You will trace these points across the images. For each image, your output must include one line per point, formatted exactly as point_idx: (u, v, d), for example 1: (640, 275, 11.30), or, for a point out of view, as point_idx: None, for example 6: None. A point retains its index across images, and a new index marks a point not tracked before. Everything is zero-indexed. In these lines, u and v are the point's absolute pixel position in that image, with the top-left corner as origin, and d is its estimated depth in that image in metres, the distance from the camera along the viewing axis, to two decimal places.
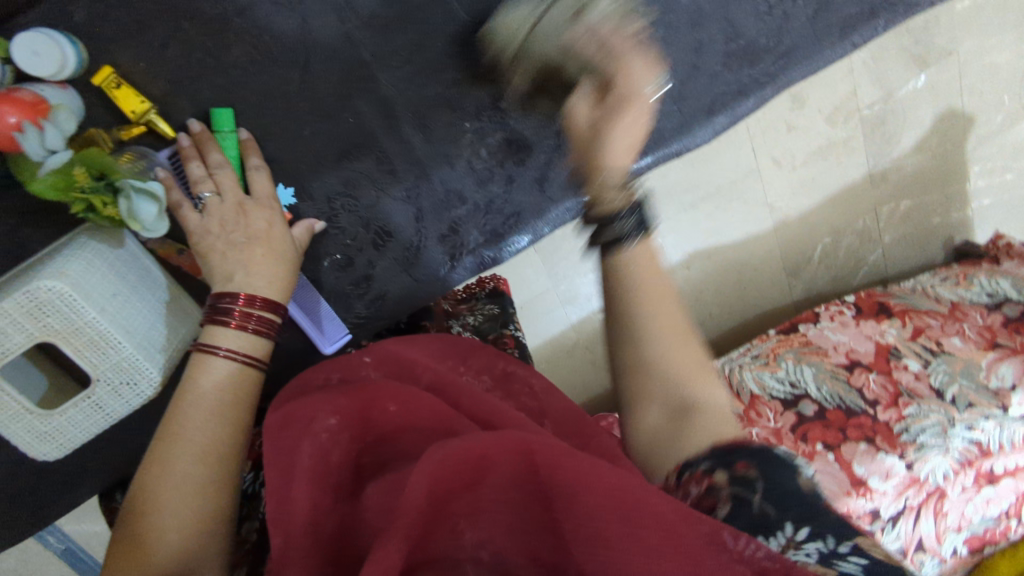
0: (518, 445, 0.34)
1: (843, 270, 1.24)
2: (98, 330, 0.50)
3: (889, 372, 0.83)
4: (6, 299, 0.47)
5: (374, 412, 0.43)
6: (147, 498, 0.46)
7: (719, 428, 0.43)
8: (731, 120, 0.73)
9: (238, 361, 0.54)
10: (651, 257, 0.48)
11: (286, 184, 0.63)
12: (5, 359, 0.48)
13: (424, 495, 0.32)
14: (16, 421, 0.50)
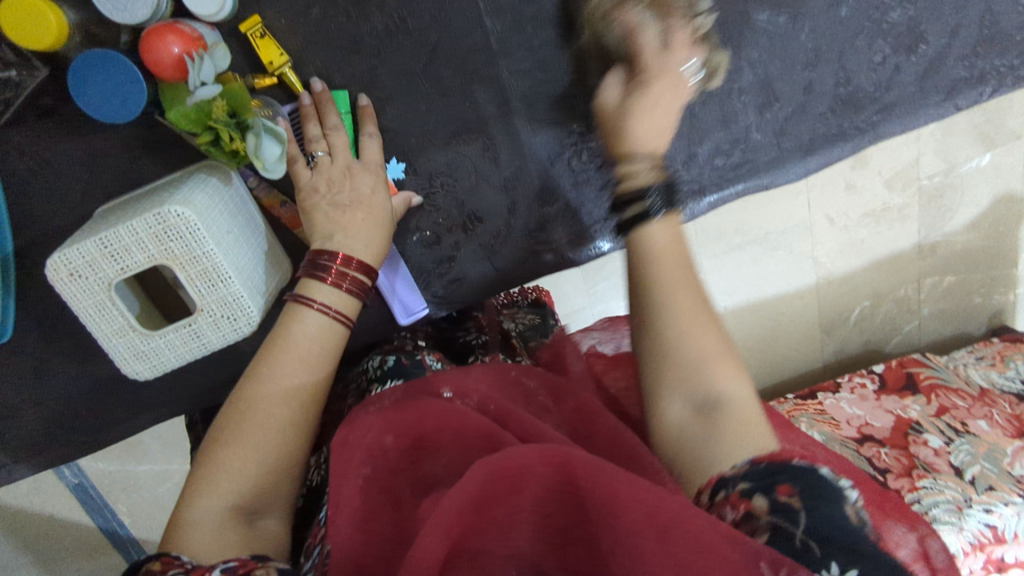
0: (552, 458, 0.39)
1: (878, 335, 1.30)
2: (212, 262, 0.51)
3: (906, 447, 0.97)
4: (138, 219, 0.48)
5: (427, 427, 0.46)
6: (221, 441, 0.50)
7: (741, 434, 0.44)
8: (824, 163, 0.74)
9: (329, 317, 0.55)
10: (672, 233, 0.52)
11: (394, 156, 0.65)
12: (125, 274, 0.50)
13: (470, 490, 0.38)
14: (121, 335, 0.52)
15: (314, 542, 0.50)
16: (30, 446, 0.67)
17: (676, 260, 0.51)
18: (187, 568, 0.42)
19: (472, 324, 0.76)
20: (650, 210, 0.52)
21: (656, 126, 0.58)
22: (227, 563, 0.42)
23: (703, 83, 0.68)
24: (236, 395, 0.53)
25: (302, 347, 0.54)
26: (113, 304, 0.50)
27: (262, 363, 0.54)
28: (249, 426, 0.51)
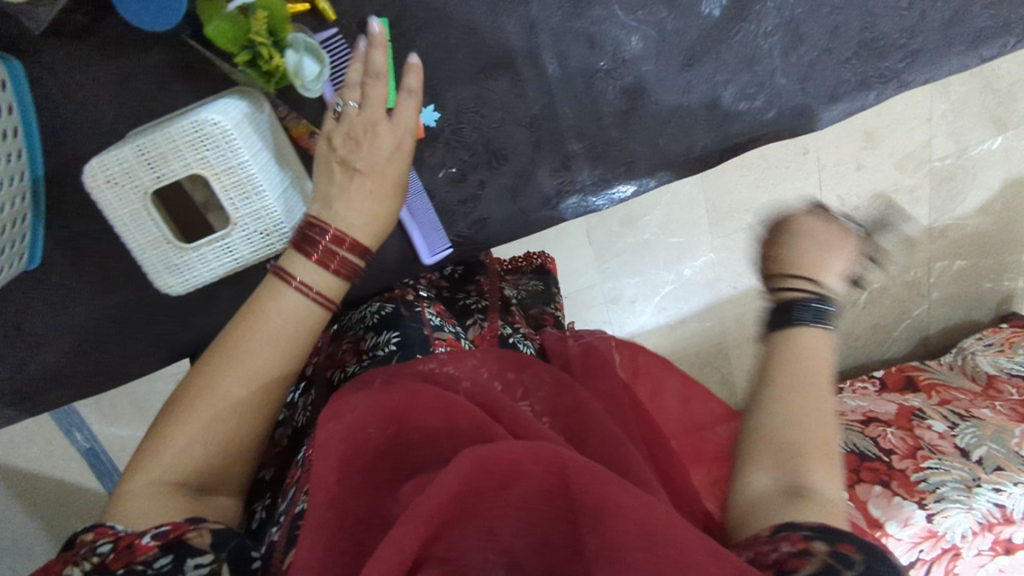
0: (545, 458, 0.43)
1: (885, 317, 1.47)
2: (247, 173, 0.51)
3: (911, 429, 1.12)
4: (174, 125, 0.49)
5: (413, 408, 0.50)
6: (175, 418, 0.54)
7: (824, 510, 0.46)
8: (848, 111, 0.74)
9: (307, 298, 0.56)
10: (814, 342, 0.58)
11: (429, 102, 0.66)
12: (161, 183, 0.50)
13: (451, 484, 0.42)
14: (154, 249, 0.52)
15: (292, 480, 0.63)
16: (57, 373, 0.68)
17: (820, 372, 0.56)
18: (119, 536, 0.50)
19: (472, 288, 0.87)
20: (794, 319, 0.60)
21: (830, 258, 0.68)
22: (159, 527, 0.50)
23: (727, 24, 0.69)
24: (201, 368, 0.55)
25: (272, 336, 0.55)
26: (148, 215, 0.51)
27: (225, 341, 0.55)
28: (200, 407, 0.54)
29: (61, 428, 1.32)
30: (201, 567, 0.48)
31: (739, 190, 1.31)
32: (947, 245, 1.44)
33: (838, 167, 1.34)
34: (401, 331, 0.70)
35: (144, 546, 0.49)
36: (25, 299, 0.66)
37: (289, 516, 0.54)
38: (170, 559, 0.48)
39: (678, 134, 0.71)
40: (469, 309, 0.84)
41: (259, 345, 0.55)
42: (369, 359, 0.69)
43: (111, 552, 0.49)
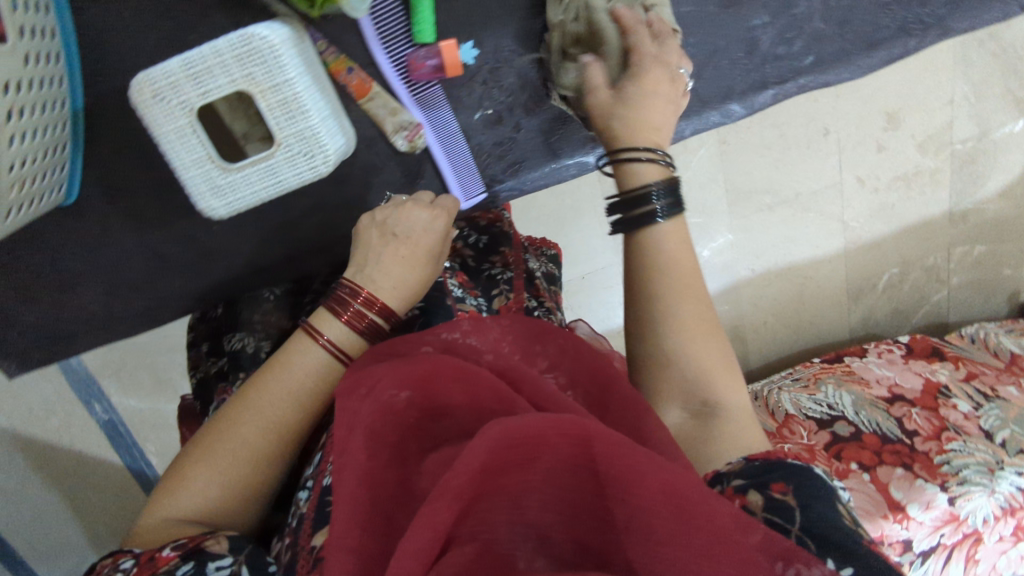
0: (568, 431, 0.40)
1: (906, 303, 1.47)
2: (293, 92, 0.50)
3: (937, 409, 1.10)
4: (222, 39, 0.48)
5: (435, 381, 0.46)
6: (199, 455, 0.53)
7: (736, 431, 0.51)
8: (887, 59, 0.73)
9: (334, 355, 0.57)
10: (670, 240, 0.54)
11: (469, 38, 0.65)
12: (207, 100, 0.50)
13: (477, 465, 0.39)
14: (199, 168, 0.52)
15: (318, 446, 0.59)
16: (94, 311, 0.69)
17: (687, 268, 0.54)
18: (138, 555, 0.49)
19: (498, 258, 0.74)
20: (652, 217, 0.54)
21: (653, 106, 0.58)
22: (177, 541, 0.49)
23: None
24: (224, 412, 0.55)
25: (300, 385, 0.55)
26: (193, 133, 0.51)
27: (252, 385, 0.56)
28: (221, 447, 0.53)
29: (80, 401, 1.31)
30: (222, 568, 0.47)
31: (759, 169, 1.30)
32: (966, 230, 1.43)
33: (857, 149, 1.33)
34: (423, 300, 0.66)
35: (163, 557, 0.47)
36: (59, 236, 0.65)
37: (316, 489, 0.50)
38: (190, 565, 0.47)
39: (716, 79, 0.71)
40: (495, 279, 0.70)
41: (283, 394, 0.55)
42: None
43: (132, 567, 0.48)
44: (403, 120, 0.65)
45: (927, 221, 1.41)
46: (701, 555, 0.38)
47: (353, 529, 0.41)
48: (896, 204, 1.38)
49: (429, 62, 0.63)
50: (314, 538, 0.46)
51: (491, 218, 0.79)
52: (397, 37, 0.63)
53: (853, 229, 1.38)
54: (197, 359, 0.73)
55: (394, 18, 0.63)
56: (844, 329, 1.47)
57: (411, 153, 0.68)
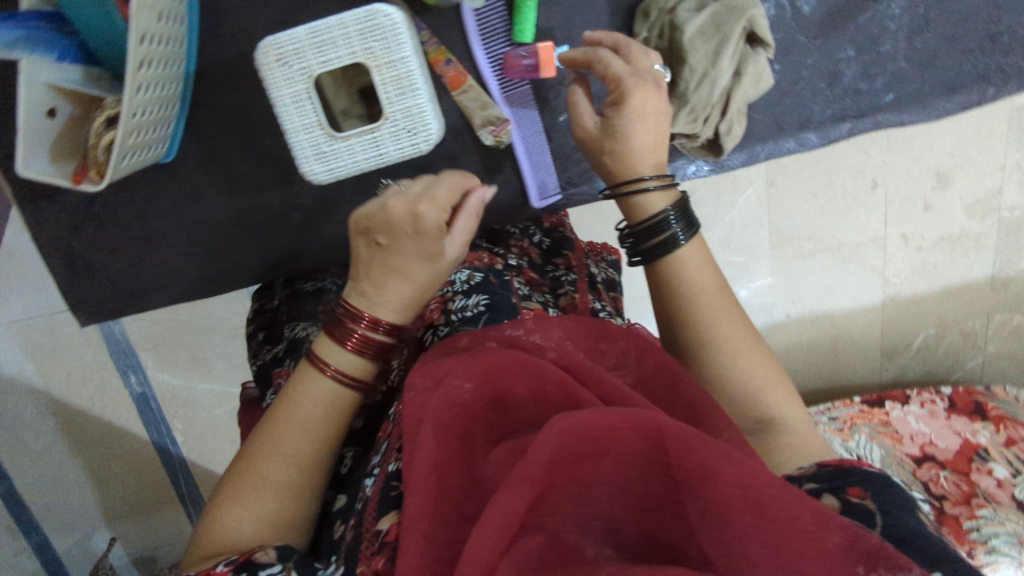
0: (641, 425, 0.38)
1: (940, 366, 1.44)
2: (406, 70, 0.54)
3: (967, 475, 1.08)
4: (349, 13, 0.51)
5: (502, 373, 0.44)
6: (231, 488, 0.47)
7: (795, 441, 0.49)
8: (964, 104, 0.74)
9: (345, 380, 0.51)
10: (691, 258, 0.54)
11: (564, 43, 0.67)
12: (326, 68, 0.53)
13: (546, 458, 0.37)
14: (308, 133, 0.55)
15: (384, 434, 0.53)
16: (174, 270, 0.71)
17: (711, 288, 0.54)
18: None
19: (562, 260, 0.71)
20: (674, 238, 0.54)
21: (649, 128, 0.56)
22: (231, 556, 0.44)
23: (860, 2, 0.69)
24: (247, 451, 0.49)
25: (319, 416, 0.51)
26: (309, 100, 0.54)
27: (268, 420, 0.50)
28: (253, 481, 0.47)
29: (116, 369, 1.25)
30: None
31: (802, 214, 1.28)
32: (1014, 294, 1.37)
33: (904, 205, 1.29)
34: (490, 295, 0.59)
35: (217, 572, 0.42)
36: (151, 194, 0.68)
37: (382, 473, 0.47)
38: None
39: (795, 108, 0.73)
40: (559, 280, 0.67)
41: (304, 421, 0.50)
42: (452, 322, 0.58)
43: None
44: (491, 115, 0.67)
45: (966, 286, 1.37)
46: (785, 553, 0.35)
47: (423, 515, 0.38)
48: (939, 264, 1.34)
49: (525, 62, 0.65)
50: (381, 522, 0.43)
51: (552, 223, 0.75)
52: (496, 35, 0.66)
53: (893, 283, 1.35)
54: (255, 348, 0.72)
55: (497, 16, 0.65)
56: (874, 384, 1.45)
57: (495, 148, 0.70)
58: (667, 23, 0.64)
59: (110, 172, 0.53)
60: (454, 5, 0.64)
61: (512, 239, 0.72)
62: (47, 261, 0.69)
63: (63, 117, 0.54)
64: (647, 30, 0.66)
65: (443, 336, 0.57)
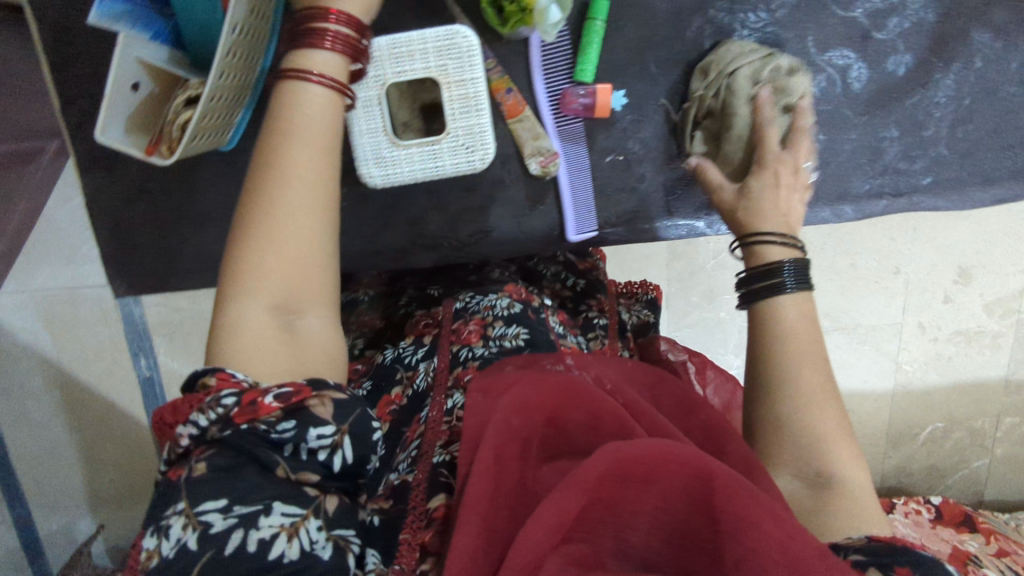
0: (691, 462, 0.39)
1: (943, 462, 1.42)
2: (474, 90, 0.57)
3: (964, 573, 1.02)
4: (430, 30, 0.55)
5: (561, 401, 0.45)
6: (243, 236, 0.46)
7: (853, 509, 0.48)
8: (998, 197, 0.76)
9: (330, 86, 0.50)
10: (802, 306, 0.54)
11: (620, 87, 0.70)
12: (400, 78, 0.56)
13: (595, 474, 0.38)
14: (371, 137, 0.59)
15: (412, 435, 0.54)
16: (212, 254, 0.72)
17: (803, 335, 0.53)
18: (242, 388, 0.41)
19: (594, 303, 0.76)
20: (782, 286, 0.55)
21: (778, 197, 0.59)
22: (282, 387, 0.42)
23: (909, 85, 0.71)
24: (253, 186, 0.48)
25: (311, 126, 0.49)
26: (378, 107, 0.57)
27: (265, 153, 0.48)
28: (269, 215, 0.46)
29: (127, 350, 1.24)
30: (325, 438, 0.42)
31: (824, 291, 1.29)
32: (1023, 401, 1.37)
33: (924, 295, 1.29)
34: (530, 330, 0.62)
35: (267, 406, 0.41)
36: (204, 179, 0.70)
37: (423, 465, 0.50)
38: (294, 425, 0.41)
39: (835, 179, 0.75)
40: (591, 324, 0.72)
41: (304, 141, 0.49)
42: (488, 349, 0.60)
43: (233, 406, 0.40)
44: (542, 146, 0.70)
45: (980, 384, 1.36)
46: None
47: (484, 497, 0.40)
48: (952, 356, 1.34)
49: (582, 101, 0.68)
50: (432, 500, 0.47)
51: (587, 266, 0.81)
52: (558, 71, 0.69)
53: (905, 371, 1.35)
54: None
55: (561, 54, 0.68)
56: (877, 473, 1.42)
57: (540, 178, 0.72)
58: (730, 87, 0.65)
59: (182, 148, 0.55)
60: (522, 38, 0.67)
61: (545, 281, 0.79)
62: (95, 229, 0.71)
63: (145, 92, 0.57)
64: (712, 88, 0.66)
65: (480, 359, 0.59)
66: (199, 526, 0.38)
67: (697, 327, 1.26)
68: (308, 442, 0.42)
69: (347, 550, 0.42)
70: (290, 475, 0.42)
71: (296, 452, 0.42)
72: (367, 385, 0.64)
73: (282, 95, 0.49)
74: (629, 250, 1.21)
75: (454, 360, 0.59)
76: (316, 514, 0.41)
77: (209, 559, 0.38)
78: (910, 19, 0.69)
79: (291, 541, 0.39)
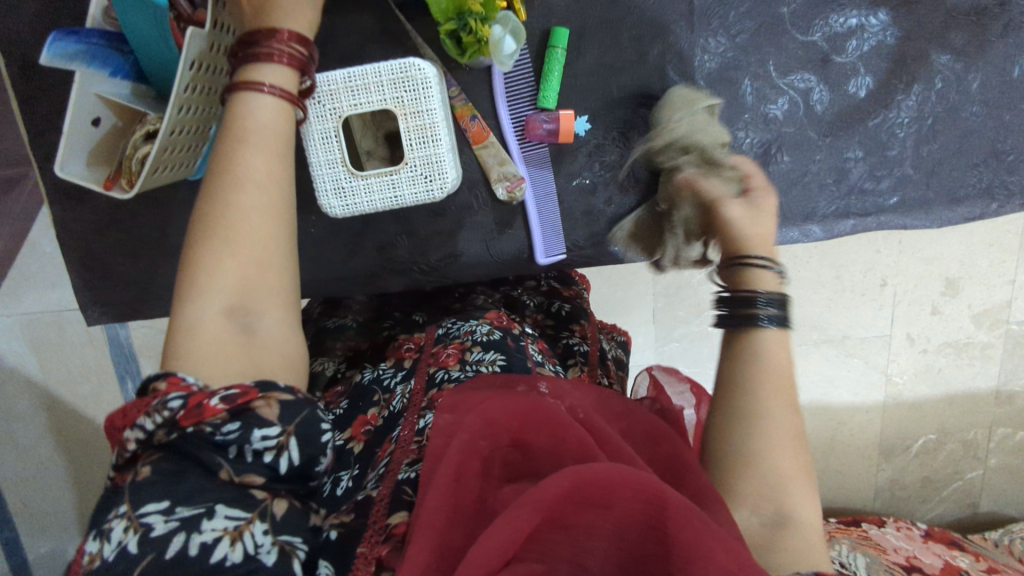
0: (651, 491, 0.38)
1: (938, 474, 1.40)
2: (430, 120, 0.59)
3: None
4: (385, 63, 0.57)
5: (527, 421, 0.43)
6: (201, 241, 0.47)
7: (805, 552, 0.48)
8: (967, 214, 0.76)
9: (283, 96, 0.51)
10: (780, 342, 0.54)
11: (584, 113, 0.71)
12: (357, 110, 0.58)
13: (552, 497, 0.37)
14: (331, 168, 0.60)
15: (383, 454, 0.53)
16: None
17: (779, 374, 0.53)
18: (190, 392, 0.41)
19: (576, 329, 0.76)
20: (765, 316, 0.54)
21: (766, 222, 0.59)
22: (229, 388, 0.41)
23: (871, 107, 0.72)
24: (208, 195, 0.48)
25: (264, 135, 0.50)
26: (337, 139, 0.59)
27: (220, 163, 0.49)
28: (222, 221, 0.47)
29: (115, 374, 1.24)
30: (269, 438, 0.42)
31: (809, 304, 1.29)
32: (1014, 413, 1.36)
33: (911, 307, 1.30)
34: (506, 356, 0.60)
35: (212, 407, 0.40)
36: (174, 208, 0.71)
37: (387, 481, 0.48)
38: (238, 427, 0.41)
39: (802, 200, 0.75)
40: (571, 350, 0.72)
41: (258, 150, 0.49)
42: (464, 372, 0.59)
43: (179, 409, 0.40)
44: (508, 171, 0.70)
45: (970, 396, 1.35)
46: None
47: (441, 512, 0.39)
48: (943, 368, 1.33)
49: (545, 127, 0.69)
50: (392, 518, 0.45)
51: (572, 293, 0.82)
52: (521, 99, 0.70)
53: (894, 383, 1.34)
54: None
55: (524, 82, 0.69)
56: (869, 487, 1.40)
57: (507, 204, 0.73)
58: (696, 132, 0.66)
59: (139, 182, 0.57)
60: (485, 67, 0.69)
61: (527, 310, 0.78)
62: (66, 259, 0.72)
63: (107, 125, 0.59)
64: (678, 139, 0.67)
65: (455, 380, 0.57)
66: (139, 528, 0.38)
67: (683, 343, 1.25)
68: (252, 444, 0.41)
69: (292, 558, 0.40)
70: (233, 478, 0.41)
71: (241, 454, 0.41)
72: (344, 404, 0.64)
73: (235, 108, 0.50)
74: (613, 268, 1.22)
75: (430, 382, 0.59)
76: (261, 517, 0.41)
77: (150, 562, 0.37)
78: (870, 42, 0.70)
79: (235, 545, 0.39)
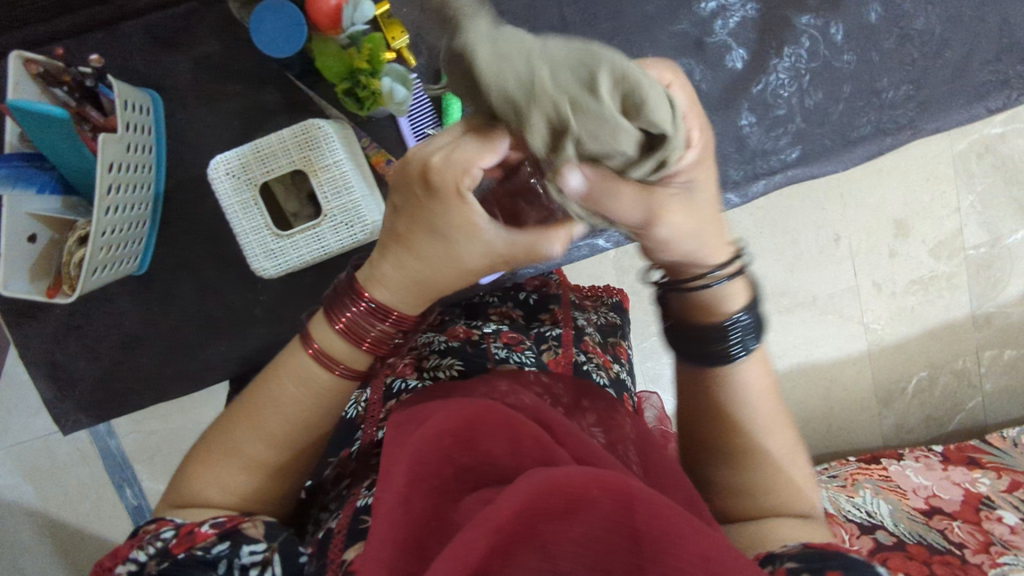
0: (616, 486, 0.31)
1: (938, 409, 1.40)
2: (338, 170, 0.64)
3: (979, 522, 0.94)
4: (286, 129, 0.64)
5: (480, 425, 0.39)
6: (217, 444, 0.51)
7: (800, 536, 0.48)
8: (866, 152, 0.81)
9: (324, 367, 0.50)
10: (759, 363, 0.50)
11: None
12: (269, 175, 0.65)
13: (508, 513, 0.30)
14: (256, 234, 0.65)
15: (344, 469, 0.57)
16: (145, 370, 0.75)
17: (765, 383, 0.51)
18: (181, 525, 0.47)
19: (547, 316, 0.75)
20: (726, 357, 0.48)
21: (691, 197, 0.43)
22: (218, 517, 0.47)
23: (751, 75, 0.78)
24: (244, 407, 0.51)
25: (308, 389, 0.51)
26: (257, 207, 0.65)
27: (258, 387, 0.51)
28: (243, 442, 0.50)
29: (112, 484, 1.24)
30: (256, 553, 0.45)
31: (773, 272, 1.28)
32: (990, 335, 1.39)
33: (869, 255, 1.30)
34: (464, 360, 0.63)
35: (202, 532, 0.46)
36: (126, 303, 0.74)
37: (347, 508, 0.48)
38: (227, 545, 0.45)
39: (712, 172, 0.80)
40: (543, 335, 0.70)
41: (293, 404, 0.51)
42: (421, 380, 0.62)
43: (171, 539, 0.46)
44: None
45: (948, 326, 1.37)
46: None
47: (387, 542, 0.33)
48: (915, 306, 1.34)
49: None
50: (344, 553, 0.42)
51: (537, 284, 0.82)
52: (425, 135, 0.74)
53: (874, 331, 1.34)
54: None
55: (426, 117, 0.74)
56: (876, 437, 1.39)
57: None
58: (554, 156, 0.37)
59: (81, 285, 0.62)
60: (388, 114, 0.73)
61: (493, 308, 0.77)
62: (33, 374, 0.74)
63: (44, 240, 0.62)
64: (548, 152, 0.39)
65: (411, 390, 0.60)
66: None
67: None
68: (240, 558, 0.44)
69: None
70: None
71: (230, 568, 0.44)
72: None
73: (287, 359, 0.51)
74: None
75: (389, 393, 0.62)
76: None
77: None
78: (734, 18, 0.77)
79: None
